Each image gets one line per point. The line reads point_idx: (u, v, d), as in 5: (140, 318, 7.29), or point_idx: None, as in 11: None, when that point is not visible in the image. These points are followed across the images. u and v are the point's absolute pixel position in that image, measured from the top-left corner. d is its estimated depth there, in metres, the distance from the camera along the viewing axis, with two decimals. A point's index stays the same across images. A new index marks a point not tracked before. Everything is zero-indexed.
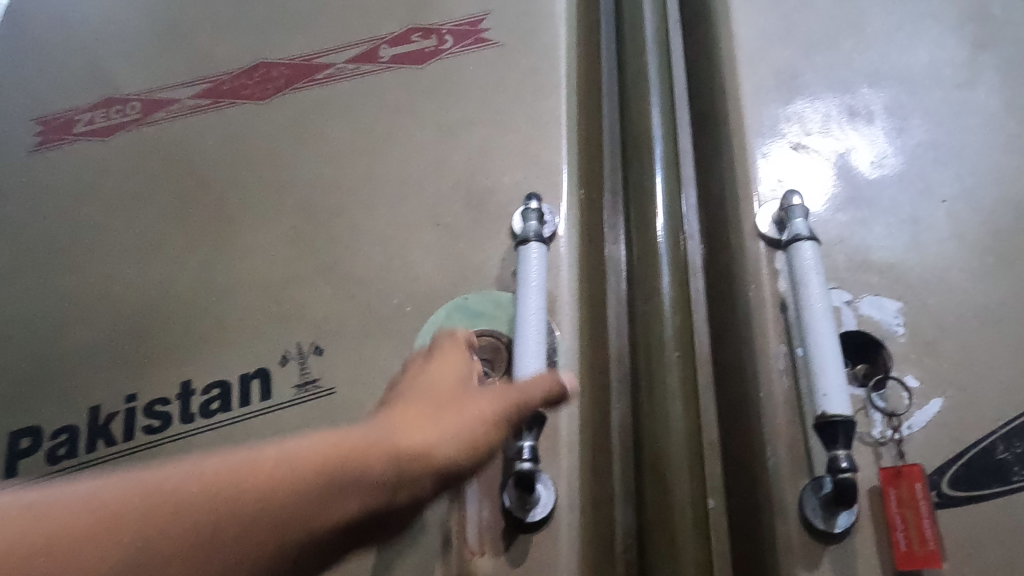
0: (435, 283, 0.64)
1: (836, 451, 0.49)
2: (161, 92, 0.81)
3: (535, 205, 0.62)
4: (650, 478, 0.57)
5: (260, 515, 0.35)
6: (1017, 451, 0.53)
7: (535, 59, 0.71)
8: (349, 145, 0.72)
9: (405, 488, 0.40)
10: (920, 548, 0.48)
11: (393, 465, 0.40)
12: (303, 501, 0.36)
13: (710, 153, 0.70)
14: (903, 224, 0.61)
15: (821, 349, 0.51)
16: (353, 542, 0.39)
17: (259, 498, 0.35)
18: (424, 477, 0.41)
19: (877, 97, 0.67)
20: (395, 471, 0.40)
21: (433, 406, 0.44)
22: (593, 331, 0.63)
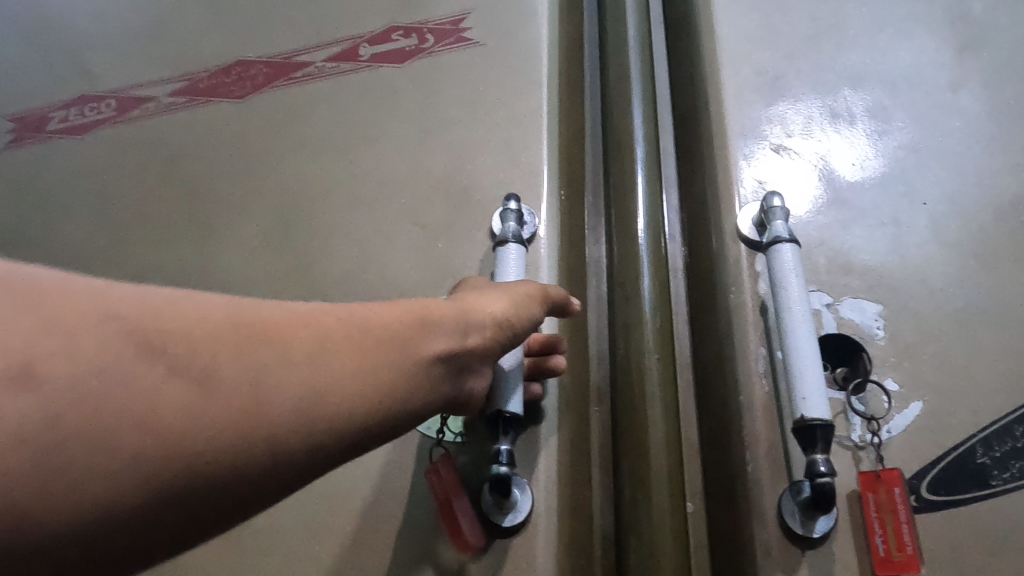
0: (412, 284, 0.63)
1: (815, 455, 0.48)
2: (137, 90, 0.81)
3: (514, 205, 0.61)
4: (629, 482, 0.57)
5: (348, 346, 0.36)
6: (996, 455, 0.52)
7: (516, 57, 0.70)
8: (329, 146, 0.71)
9: (461, 337, 0.41)
10: (898, 553, 0.48)
11: (458, 316, 0.41)
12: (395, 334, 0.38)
13: (692, 156, 0.69)
14: (884, 226, 0.61)
15: (800, 352, 0.50)
16: (409, 389, 0.37)
17: (312, 339, 0.35)
18: (478, 327, 0.42)
19: (859, 98, 0.66)
20: (467, 320, 0.42)
21: (477, 289, 0.46)
22: (572, 334, 0.63)
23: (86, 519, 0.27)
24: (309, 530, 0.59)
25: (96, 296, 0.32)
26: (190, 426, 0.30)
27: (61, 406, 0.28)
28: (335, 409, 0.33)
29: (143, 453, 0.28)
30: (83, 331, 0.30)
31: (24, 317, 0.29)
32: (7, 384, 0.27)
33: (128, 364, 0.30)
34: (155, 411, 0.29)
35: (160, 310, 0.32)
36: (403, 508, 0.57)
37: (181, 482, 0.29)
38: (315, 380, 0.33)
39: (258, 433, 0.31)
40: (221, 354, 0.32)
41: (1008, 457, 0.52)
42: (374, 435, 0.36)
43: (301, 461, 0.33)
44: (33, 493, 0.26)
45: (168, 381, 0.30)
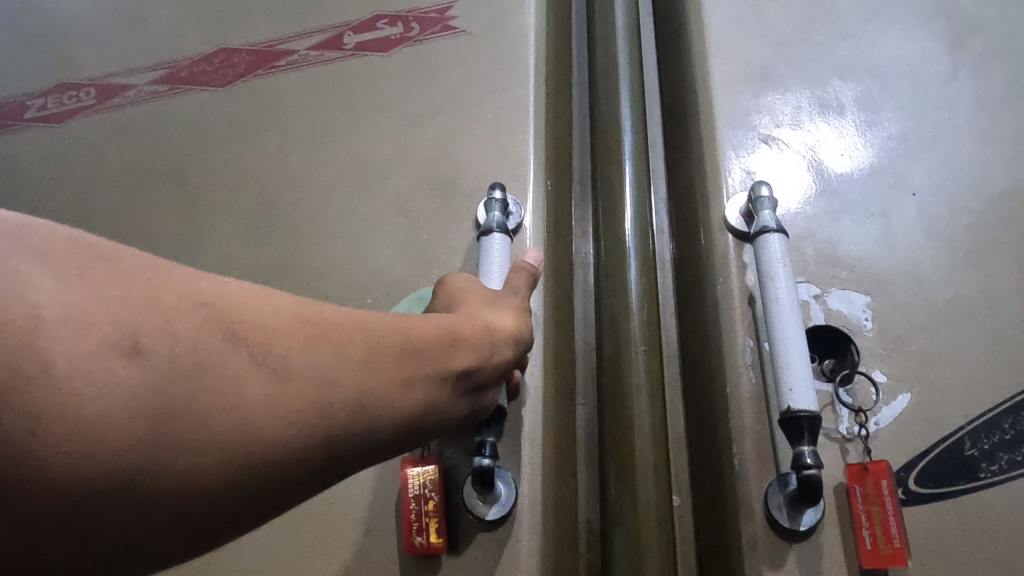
0: (395, 275, 0.62)
1: (801, 447, 0.48)
2: (117, 78, 0.80)
3: (498, 194, 0.60)
4: (614, 474, 0.56)
5: (394, 355, 0.35)
6: (984, 447, 0.52)
7: (503, 46, 0.69)
8: (313, 136, 0.71)
9: (489, 355, 0.41)
10: (886, 546, 0.47)
11: (486, 332, 0.42)
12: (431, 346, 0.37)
13: (681, 147, 0.69)
14: (872, 217, 0.60)
15: (787, 343, 0.50)
16: (436, 404, 0.37)
17: (369, 343, 0.35)
18: (503, 344, 0.43)
19: (848, 89, 0.66)
20: (494, 338, 0.42)
21: (479, 297, 0.46)
22: (558, 326, 0.62)
23: (171, 497, 0.28)
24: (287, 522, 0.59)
25: (184, 279, 0.31)
26: (268, 419, 0.30)
27: (163, 383, 0.28)
28: (386, 417, 0.34)
29: (230, 437, 0.29)
30: (178, 312, 0.30)
31: (126, 292, 0.29)
32: (118, 357, 0.27)
33: (218, 349, 0.30)
34: (241, 400, 0.29)
35: (241, 299, 0.32)
36: (385, 500, 0.57)
37: (257, 471, 0.29)
38: (373, 385, 0.34)
39: (325, 430, 0.31)
40: (293, 350, 0.32)
41: (996, 448, 0.52)
42: (409, 442, 0.36)
43: (351, 462, 0.33)
44: (131, 466, 0.27)
45: (252, 369, 0.30)
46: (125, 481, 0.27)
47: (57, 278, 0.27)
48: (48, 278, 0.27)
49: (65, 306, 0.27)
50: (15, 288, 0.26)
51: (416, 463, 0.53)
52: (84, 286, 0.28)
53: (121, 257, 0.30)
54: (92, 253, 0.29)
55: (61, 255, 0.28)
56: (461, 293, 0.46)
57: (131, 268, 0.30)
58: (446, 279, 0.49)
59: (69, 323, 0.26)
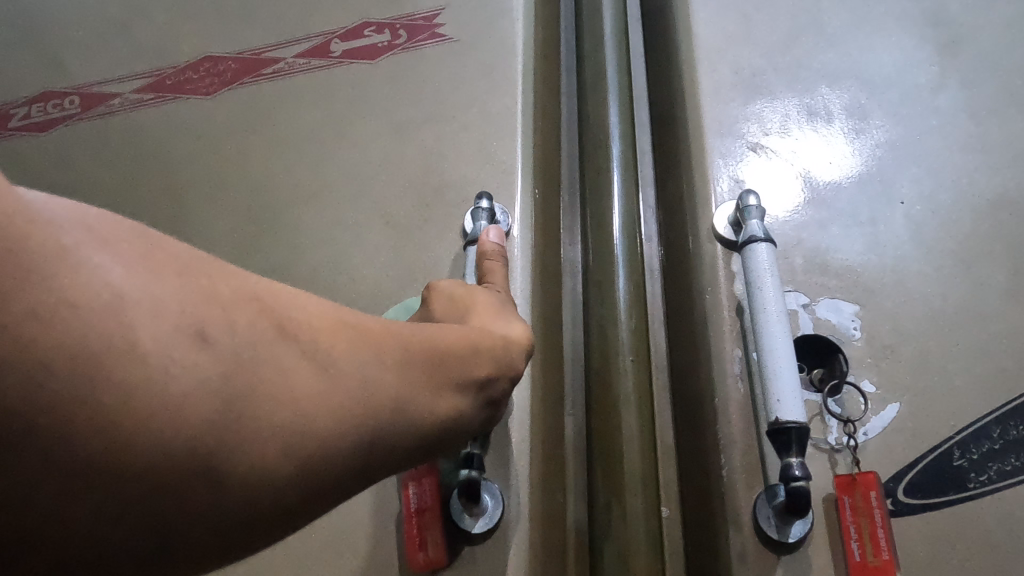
0: (382, 284, 0.62)
1: (790, 458, 0.47)
2: (102, 86, 0.79)
3: (486, 203, 0.60)
4: (603, 485, 0.56)
5: (427, 361, 0.34)
6: (973, 457, 0.51)
7: (491, 53, 0.69)
8: (300, 144, 0.70)
9: (505, 367, 0.39)
10: (875, 558, 0.47)
11: (501, 344, 0.40)
12: (461, 352, 0.36)
13: (669, 155, 0.68)
14: (861, 225, 0.60)
15: (775, 353, 0.49)
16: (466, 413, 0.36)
17: (403, 346, 0.33)
18: (519, 355, 0.41)
19: (837, 96, 0.66)
20: (509, 350, 0.40)
21: (487, 307, 0.44)
22: (547, 335, 0.62)
23: (232, 489, 0.26)
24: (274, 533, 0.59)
25: (236, 273, 0.30)
26: (325, 414, 0.29)
27: (228, 372, 0.27)
28: (420, 421, 0.33)
29: (290, 429, 0.27)
30: (234, 304, 0.29)
31: (187, 280, 0.28)
32: (190, 343, 0.26)
33: (273, 343, 0.29)
34: (299, 392, 0.28)
35: (287, 296, 0.31)
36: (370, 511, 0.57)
37: (312, 467, 0.28)
38: (410, 391, 0.32)
39: (372, 428, 0.30)
40: (339, 348, 0.31)
41: (985, 458, 0.51)
42: (437, 450, 0.35)
43: (389, 466, 0.32)
44: (195, 455, 0.25)
45: (305, 363, 0.29)
46: (190, 468, 0.25)
47: (123, 265, 0.26)
48: (119, 264, 0.26)
49: (140, 290, 0.26)
50: (92, 271, 0.25)
51: (412, 476, 0.52)
52: (151, 272, 0.27)
53: (175, 245, 0.29)
54: (149, 241, 0.28)
55: (123, 241, 0.27)
56: (465, 297, 0.45)
57: (186, 258, 0.29)
58: (436, 285, 0.47)
59: (146, 309, 0.26)
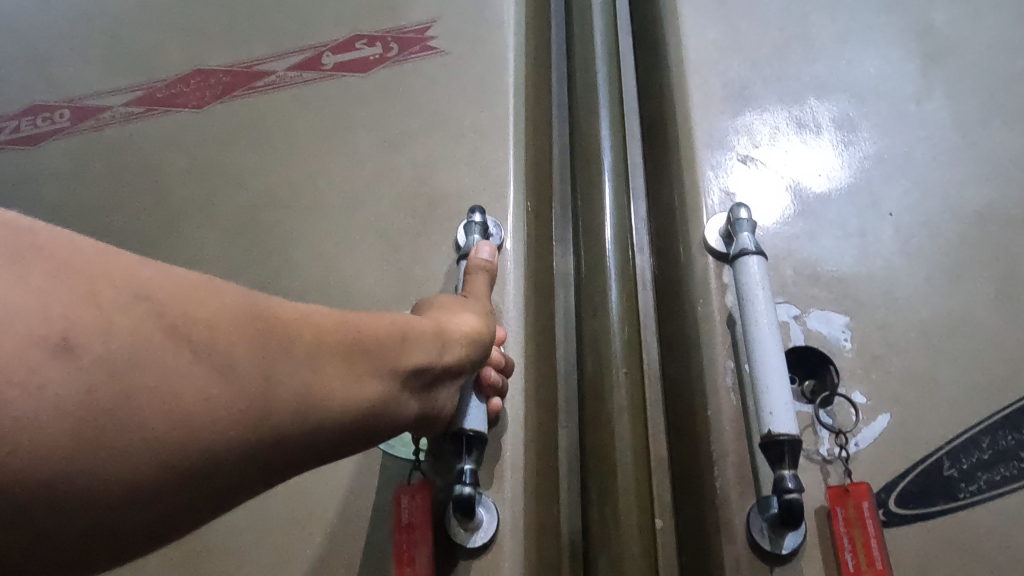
0: (375, 297, 0.62)
1: (782, 471, 0.48)
2: (90, 100, 0.79)
3: (479, 217, 0.60)
4: (596, 499, 0.57)
5: (339, 353, 0.37)
6: (963, 467, 0.52)
7: (482, 67, 0.69)
8: (288, 157, 0.70)
9: (439, 355, 0.43)
10: (868, 568, 0.47)
11: (437, 333, 0.43)
12: (382, 342, 0.40)
13: (659, 166, 0.69)
14: (850, 237, 0.61)
15: (767, 366, 0.50)
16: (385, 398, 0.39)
17: (317, 341, 0.36)
18: (456, 343, 0.45)
19: (825, 109, 0.66)
20: (443, 338, 0.44)
21: (447, 305, 0.48)
22: (540, 346, 0.62)
23: (113, 488, 0.29)
24: (267, 549, 0.58)
25: (127, 269, 0.32)
26: (206, 414, 0.32)
27: (94, 382, 0.29)
28: (333, 410, 0.36)
29: (170, 435, 0.30)
30: (116, 308, 0.31)
31: (66, 284, 0.30)
32: (52, 353, 0.28)
33: (160, 345, 0.31)
34: (182, 397, 0.31)
35: (187, 297, 0.33)
36: (362, 524, 0.57)
37: (194, 472, 0.31)
38: (317, 384, 0.35)
39: (262, 431, 0.33)
40: (239, 347, 0.33)
41: (975, 468, 0.52)
42: (357, 437, 0.38)
43: (288, 459, 0.35)
44: (77, 466, 0.28)
45: (194, 367, 0.32)
46: (73, 476, 0.28)
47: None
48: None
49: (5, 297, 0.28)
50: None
51: (406, 490, 0.52)
52: (25, 279, 0.29)
53: (61, 247, 0.31)
54: (36, 245, 0.30)
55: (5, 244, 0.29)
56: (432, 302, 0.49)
57: (70, 259, 0.31)
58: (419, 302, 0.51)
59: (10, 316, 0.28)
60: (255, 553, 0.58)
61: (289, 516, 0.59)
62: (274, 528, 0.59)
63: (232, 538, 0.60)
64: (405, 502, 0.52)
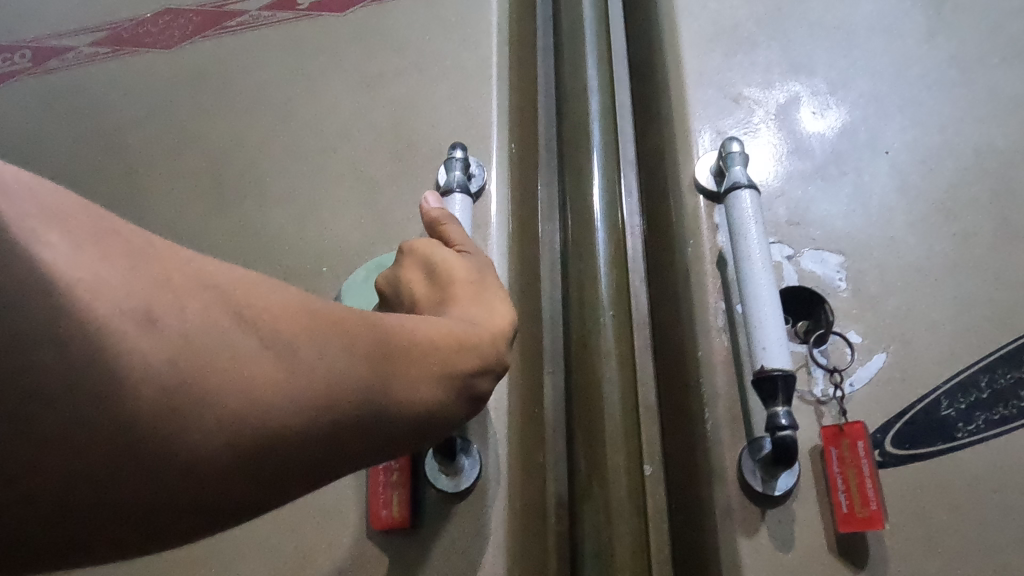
0: (352, 241, 0.60)
1: (776, 408, 0.46)
2: (54, 40, 0.76)
3: (459, 154, 0.57)
4: (585, 446, 0.55)
5: (416, 355, 0.31)
6: (961, 406, 0.50)
7: (465, 5, 0.66)
8: (263, 100, 0.67)
9: (495, 363, 0.35)
10: (863, 509, 0.45)
11: (488, 340, 0.35)
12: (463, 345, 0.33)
13: (648, 108, 0.67)
14: (845, 175, 0.58)
15: (761, 302, 0.48)
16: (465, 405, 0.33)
17: (388, 338, 0.31)
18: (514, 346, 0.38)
19: (820, 46, 0.64)
20: (497, 344, 0.36)
21: (471, 293, 0.40)
22: (525, 291, 0.60)
23: (182, 476, 0.25)
24: None
25: (193, 258, 0.29)
26: (277, 402, 0.27)
27: (173, 358, 0.25)
28: (388, 415, 0.30)
29: (242, 424, 0.26)
30: (186, 291, 0.27)
31: (137, 267, 0.27)
32: (128, 326, 0.25)
33: (228, 329, 0.27)
34: (252, 381, 0.26)
35: (251, 282, 0.29)
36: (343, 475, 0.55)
37: (268, 464, 0.27)
38: (395, 386, 0.30)
39: (316, 438, 0.28)
40: (305, 338, 0.28)
41: (973, 408, 0.50)
42: (414, 444, 0.32)
43: (367, 452, 0.30)
44: (146, 446, 0.24)
45: (262, 353, 0.27)
46: (116, 462, 0.24)
47: (73, 245, 0.26)
48: (64, 242, 0.25)
49: (78, 268, 0.25)
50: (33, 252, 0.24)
51: None
52: (100, 261, 0.26)
53: (131, 233, 0.28)
54: (107, 227, 0.28)
55: (77, 223, 0.27)
56: (443, 268, 0.42)
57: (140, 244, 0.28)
58: (413, 245, 0.45)
59: (89, 291, 0.25)
60: None
61: None
62: None
63: None
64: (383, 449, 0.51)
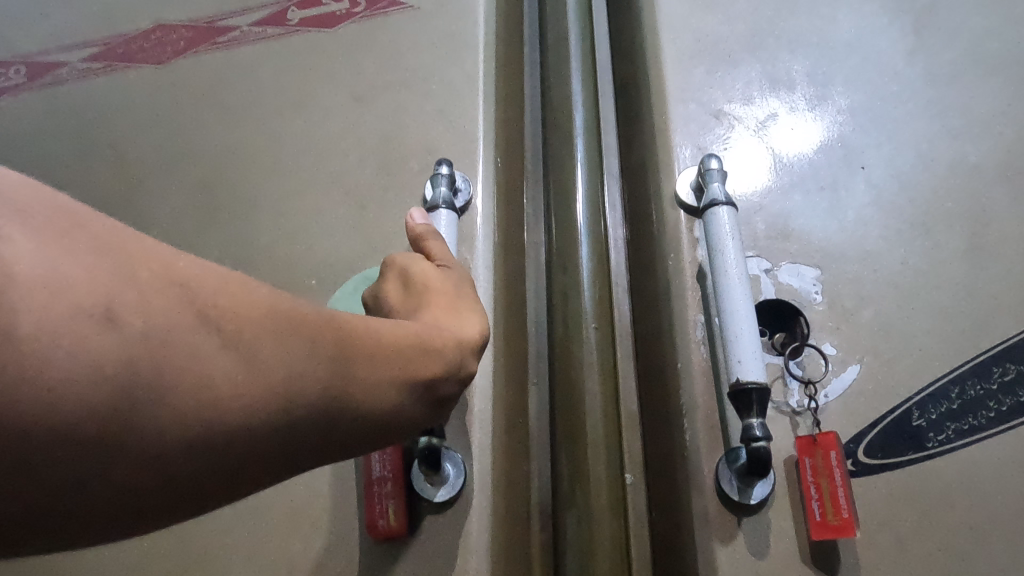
0: (341, 255, 0.61)
1: (750, 419, 0.47)
2: (48, 56, 0.77)
3: (445, 170, 0.59)
4: (568, 456, 0.57)
5: (376, 361, 0.32)
6: (931, 417, 0.52)
7: (452, 21, 0.68)
8: (254, 115, 0.68)
9: (456, 369, 0.36)
10: (835, 517, 0.47)
11: (454, 347, 0.36)
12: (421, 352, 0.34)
13: (632, 122, 0.68)
14: (822, 190, 0.60)
15: (736, 316, 0.49)
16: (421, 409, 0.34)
17: (348, 344, 0.31)
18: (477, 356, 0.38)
19: (798, 63, 0.65)
20: (462, 351, 0.37)
21: (444, 303, 0.42)
22: (511, 304, 0.61)
23: (136, 471, 0.26)
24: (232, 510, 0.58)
25: (159, 253, 0.28)
26: (235, 405, 0.27)
27: (133, 358, 0.25)
28: (342, 417, 0.31)
29: (198, 425, 0.26)
30: (148, 288, 0.27)
31: (98, 259, 0.26)
32: (88, 324, 0.25)
33: (190, 328, 0.27)
34: (211, 383, 0.27)
35: (217, 279, 0.29)
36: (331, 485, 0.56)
37: (221, 462, 0.27)
38: (353, 391, 0.31)
39: (270, 438, 0.28)
40: (267, 341, 0.29)
41: (943, 418, 0.52)
42: (366, 445, 0.33)
43: (320, 451, 0.31)
44: (102, 443, 0.25)
45: (223, 355, 0.27)
46: (71, 457, 0.24)
47: (32, 236, 0.25)
48: (23, 234, 0.25)
49: (35, 257, 0.25)
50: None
51: None
52: (60, 252, 0.25)
53: (94, 221, 0.27)
54: (70, 214, 0.27)
55: (39, 211, 0.26)
56: (420, 277, 0.44)
57: (105, 234, 0.27)
58: (395, 258, 0.46)
59: (45, 282, 0.24)
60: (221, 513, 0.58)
61: None
62: None
63: None
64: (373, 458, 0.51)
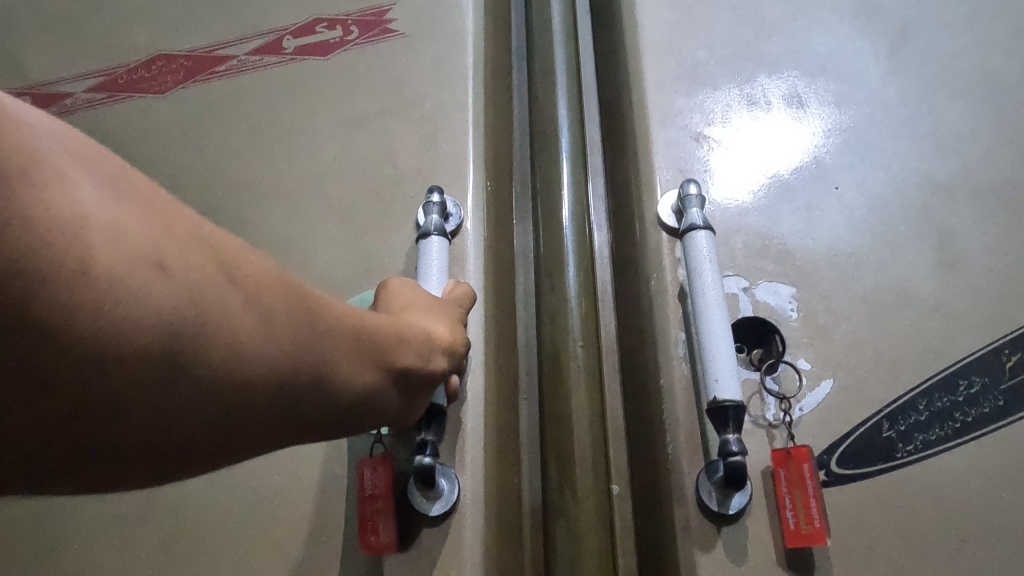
0: (338, 278, 0.63)
1: (727, 435, 0.50)
2: (52, 87, 0.80)
3: (436, 198, 0.61)
4: (555, 467, 0.60)
5: (356, 343, 0.37)
6: (900, 428, 0.55)
7: (443, 47, 0.70)
8: (253, 140, 0.71)
9: (419, 359, 0.42)
10: (808, 525, 0.49)
11: (420, 340, 0.42)
12: (389, 340, 0.39)
13: (616, 144, 0.71)
14: (798, 209, 0.63)
15: (713, 335, 0.52)
16: (389, 388, 0.39)
17: (336, 323, 0.36)
18: (438, 352, 0.44)
19: (775, 85, 0.68)
20: (426, 345, 0.43)
21: (421, 305, 0.47)
22: (501, 323, 0.64)
23: (164, 406, 0.29)
24: (237, 524, 0.61)
25: (187, 216, 0.31)
26: (252, 358, 0.31)
27: (180, 306, 0.28)
28: (323, 393, 0.35)
29: (223, 372, 0.30)
30: (186, 247, 0.30)
31: (146, 212, 0.29)
32: (147, 272, 0.28)
33: (222, 286, 0.30)
34: (238, 337, 0.31)
35: (237, 250, 0.32)
36: (331, 498, 0.59)
37: (234, 408, 0.31)
38: (338, 365, 0.36)
39: (274, 393, 0.32)
40: (279, 306, 0.33)
41: (912, 429, 0.55)
42: (335, 427, 0.37)
43: (309, 416, 0.35)
44: (141, 379, 0.28)
45: (247, 312, 0.31)
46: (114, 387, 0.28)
47: (94, 185, 0.28)
48: (86, 182, 0.27)
49: (98, 207, 0.27)
50: (59, 188, 0.26)
51: (369, 462, 0.54)
52: (113, 202, 0.28)
53: (134, 177, 0.30)
54: (116, 167, 0.29)
55: (93, 161, 0.28)
56: (389, 294, 0.47)
57: (147, 192, 0.30)
58: (390, 283, 0.49)
59: (110, 234, 0.27)
60: (226, 527, 0.61)
61: (257, 490, 0.61)
62: (241, 502, 0.61)
63: (203, 514, 0.62)
64: (365, 479, 0.53)
